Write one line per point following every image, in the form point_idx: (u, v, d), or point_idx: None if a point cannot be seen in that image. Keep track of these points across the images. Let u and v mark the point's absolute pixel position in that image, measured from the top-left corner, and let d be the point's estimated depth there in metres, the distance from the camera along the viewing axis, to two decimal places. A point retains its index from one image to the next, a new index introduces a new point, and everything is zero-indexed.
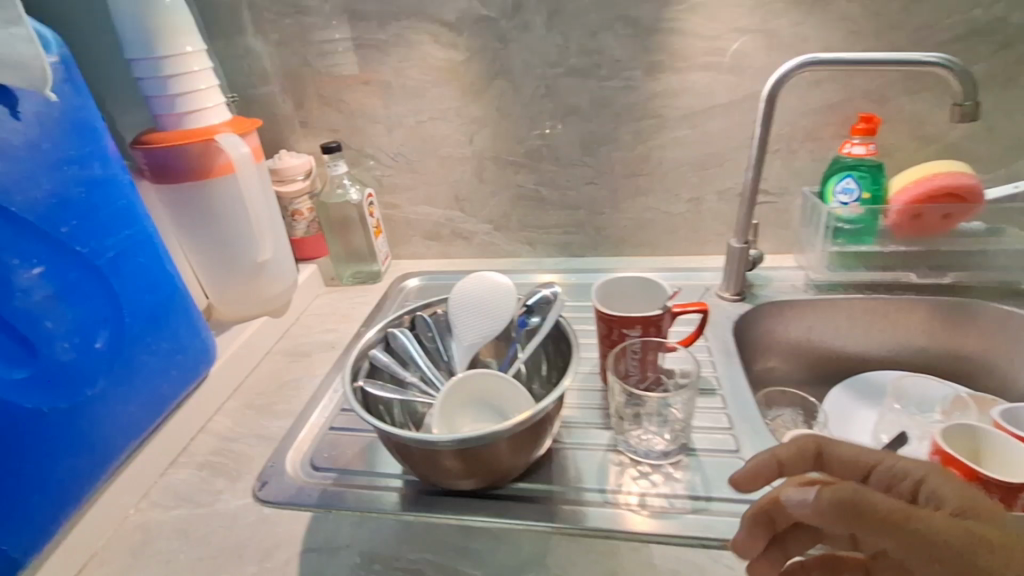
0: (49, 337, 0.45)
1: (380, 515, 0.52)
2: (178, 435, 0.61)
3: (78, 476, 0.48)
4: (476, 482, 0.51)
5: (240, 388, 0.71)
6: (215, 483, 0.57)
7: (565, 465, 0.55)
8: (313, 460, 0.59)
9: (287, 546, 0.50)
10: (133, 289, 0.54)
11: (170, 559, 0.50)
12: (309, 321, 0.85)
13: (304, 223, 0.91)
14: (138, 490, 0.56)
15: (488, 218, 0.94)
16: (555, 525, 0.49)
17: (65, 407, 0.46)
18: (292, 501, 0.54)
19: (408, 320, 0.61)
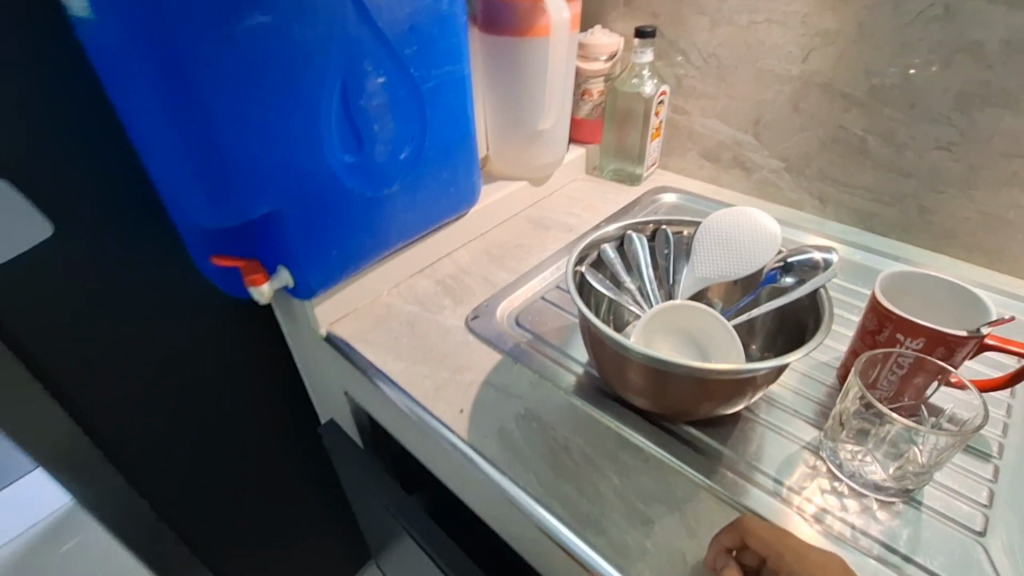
0: (376, 138, 0.56)
1: (554, 387, 0.55)
2: (430, 251, 0.73)
3: (361, 251, 0.61)
4: (650, 406, 0.50)
5: (486, 234, 0.80)
6: (443, 299, 0.68)
7: (749, 436, 0.50)
8: (518, 317, 0.65)
9: (474, 372, 0.57)
10: (439, 118, 0.62)
11: (397, 338, 0.63)
12: (560, 199, 0.88)
13: (589, 104, 0.89)
14: (393, 279, 0.69)
15: (782, 154, 0.81)
16: (709, 484, 0.46)
17: (369, 196, 0.58)
18: (490, 340, 0.61)
19: (649, 232, 0.58)
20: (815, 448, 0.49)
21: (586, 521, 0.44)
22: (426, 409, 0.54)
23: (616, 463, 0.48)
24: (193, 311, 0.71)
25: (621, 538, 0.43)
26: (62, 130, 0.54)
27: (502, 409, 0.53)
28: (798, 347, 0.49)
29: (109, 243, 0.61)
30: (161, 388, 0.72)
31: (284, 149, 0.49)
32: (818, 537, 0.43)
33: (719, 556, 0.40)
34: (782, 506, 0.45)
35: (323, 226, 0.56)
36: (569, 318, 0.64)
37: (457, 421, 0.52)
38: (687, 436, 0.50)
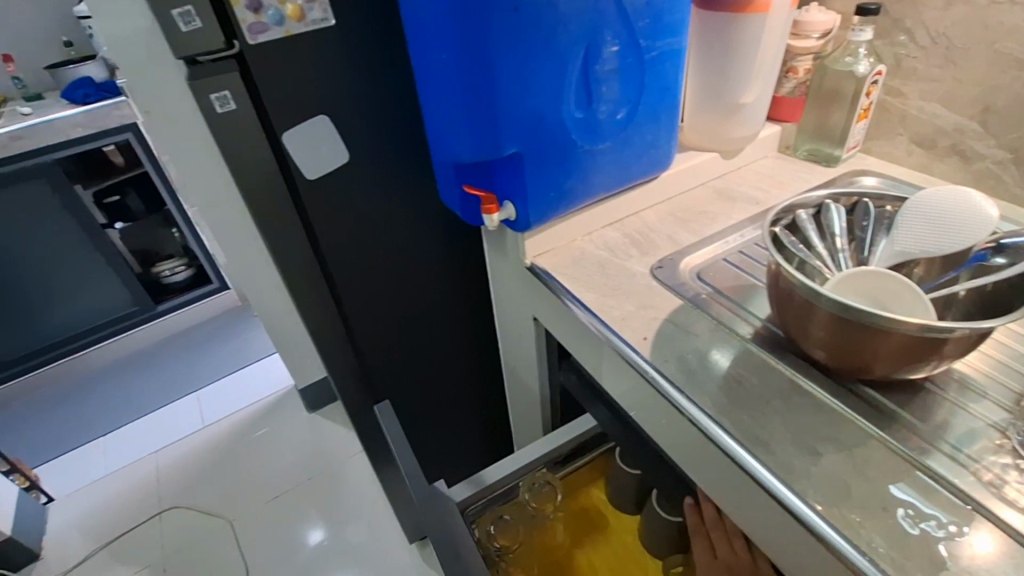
0: (601, 99, 0.66)
1: (732, 333, 0.62)
2: (622, 207, 0.81)
3: (571, 196, 0.72)
4: (828, 359, 0.54)
5: (673, 198, 0.87)
6: (630, 249, 0.77)
7: (930, 406, 0.52)
8: (700, 272, 0.71)
9: (658, 310, 0.66)
10: (655, 85, 0.70)
11: (589, 275, 0.73)
12: (748, 174, 0.91)
13: (793, 82, 0.90)
14: (588, 227, 0.80)
15: (1014, 144, 0.75)
16: (880, 435, 0.50)
17: (586, 149, 0.68)
18: (673, 288, 0.69)
19: (850, 203, 0.62)
20: (1003, 429, 0.49)
21: (754, 439, 0.51)
22: (614, 332, 0.64)
23: (787, 402, 0.54)
24: (424, 236, 0.89)
25: (787, 459, 0.49)
26: (369, 83, 0.73)
27: (682, 343, 0.61)
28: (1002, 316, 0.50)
29: (381, 173, 0.80)
30: (393, 293, 0.92)
31: (535, 103, 0.61)
32: (996, 501, 0.44)
33: None
34: (958, 467, 0.47)
35: (549, 171, 0.67)
36: (756, 283, 0.69)
37: (642, 345, 0.62)
38: (862, 393, 0.54)
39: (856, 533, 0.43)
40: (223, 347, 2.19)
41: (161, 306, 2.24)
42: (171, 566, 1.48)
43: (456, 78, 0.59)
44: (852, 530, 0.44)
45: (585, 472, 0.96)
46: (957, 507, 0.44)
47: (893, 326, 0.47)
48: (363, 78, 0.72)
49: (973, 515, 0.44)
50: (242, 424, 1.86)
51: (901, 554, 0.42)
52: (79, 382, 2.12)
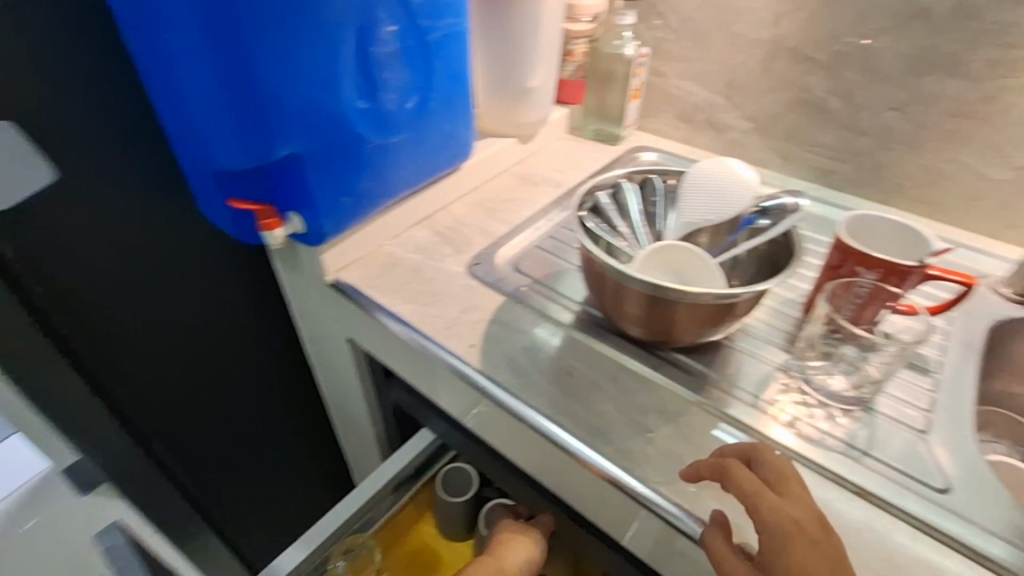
0: (387, 87, 0.58)
1: (555, 323, 0.60)
2: (428, 204, 0.75)
3: (369, 198, 0.63)
4: (643, 334, 0.56)
5: (478, 188, 0.83)
6: (443, 248, 0.71)
7: (730, 361, 0.57)
8: (516, 263, 0.69)
9: (480, 312, 0.62)
10: (443, 70, 0.64)
11: (402, 283, 0.66)
12: (545, 157, 0.92)
13: (572, 66, 0.93)
14: (393, 230, 0.72)
15: (752, 115, 0.87)
16: (699, 399, 0.52)
17: (378, 143, 0.60)
18: (492, 284, 0.65)
19: (640, 180, 0.64)
20: (786, 368, 0.56)
21: (594, 432, 0.50)
22: (439, 345, 0.58)
23: (616, 385, 0.54)
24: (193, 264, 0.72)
25: (626, 446, 0.49)
26: (69, 75, 0.54)
27: (510, 343, 0.58)
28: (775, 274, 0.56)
29: (111, 191, 0.61)
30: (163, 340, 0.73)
31: (304, 95, 0.52)
32: (792, 439, 0.49)
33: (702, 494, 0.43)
34: (760, 415, 0.51)
35: (335, 173, 0.58)
36: (570, 267, 0.69)
37: (470, 354, 0.57)
38: (676, 361, 0.56)
39: (695, 505, 0.45)
40: None
41: None
42: None
43: (201, 63, 0.48)
44: (692, 503, 0.45)
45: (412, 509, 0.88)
46: None
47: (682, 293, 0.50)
48: (57, 68, 0.53)
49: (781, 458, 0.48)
50: None
51: None
52: None
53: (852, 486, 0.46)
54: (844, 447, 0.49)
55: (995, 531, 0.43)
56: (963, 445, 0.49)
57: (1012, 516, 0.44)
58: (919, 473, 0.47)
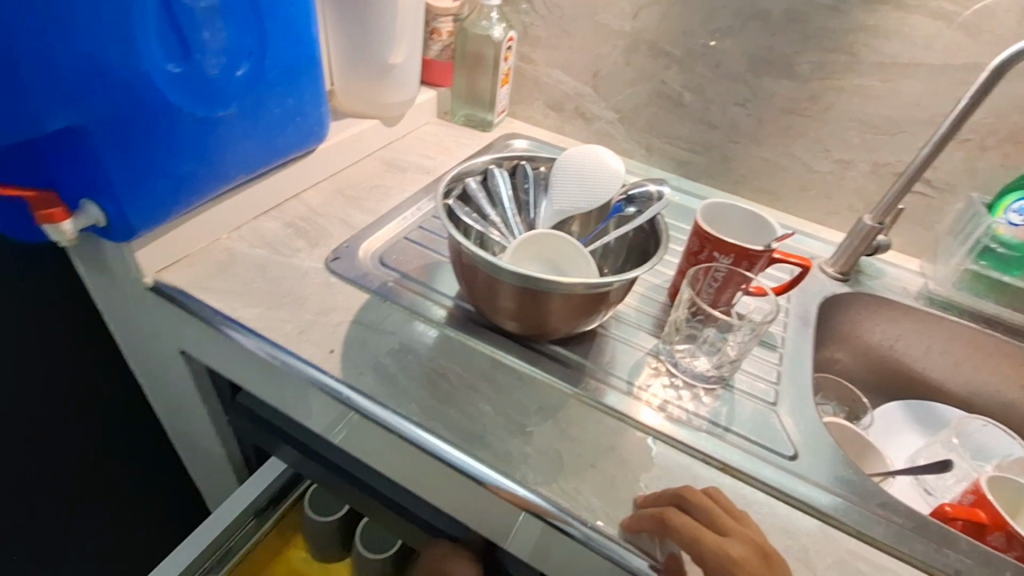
0: (207, 49, 0.48)
1: (426, 321, 0.56)
2: (276, 191, 0.66)
3: (194, 183, 0.53)
4: (519, 328, 0.53)
5: (338, 174, 0.75)
6: (296, 242, 0.63)
7: (604, 349, 0.57)
8: (382, 257, 0.63)
9: (341, 313, 0.55)
10: (281, 35, 0.56)
11: (245, 283, 0.56)
12: (413, 142, 0.86)
13: (439, 45, 0.87)
14: (233, 221, 0.62)
15: (617, 106, 0.89)
16: (576, 391, 0.51)
17: (199, 117, 0.50)
18: (354, 280, 0.58)
19: (511, 166, 0.61)
20: (655, 353, 0.57)
21: (470, 436, 0.46)
22: (291, 353, 0.50)
23: (493, 384, 0.51)
24: None
25: (504, 448, 0.46)
26: None
27: (376, 346, 0.52)
28: (643, 262, 0.56)
29: None
30: None
31: (85, 51, 0.41)
32: (663, 422, 0.50)
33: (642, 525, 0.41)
34: (633, 401, 0.51)
35: (141, 152, 0.47)
36: (442, 259, 0.64)
37: (329, 362, 0.50)
38: (553, 353, 0.55)
39: (575, 502, 0.43)
40: None
41: None
42: None
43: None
44: (571, 500, 0.43)
45: (275, 536, 0.78)
46: (642, 439, 0.49)
47: (557, 286, 0.47)
48: None
49: (652, 441, 0.49)
50: None
51: (613, 507, 0.43)
52: None
53: (717, 462, 0.48)
54: (709, 426, 0.50)
55: (827, 486, 0.47)
56: (806, 413, 0.53)
57: (844, 471, 0.48)
58: (771, 442, 0.50)
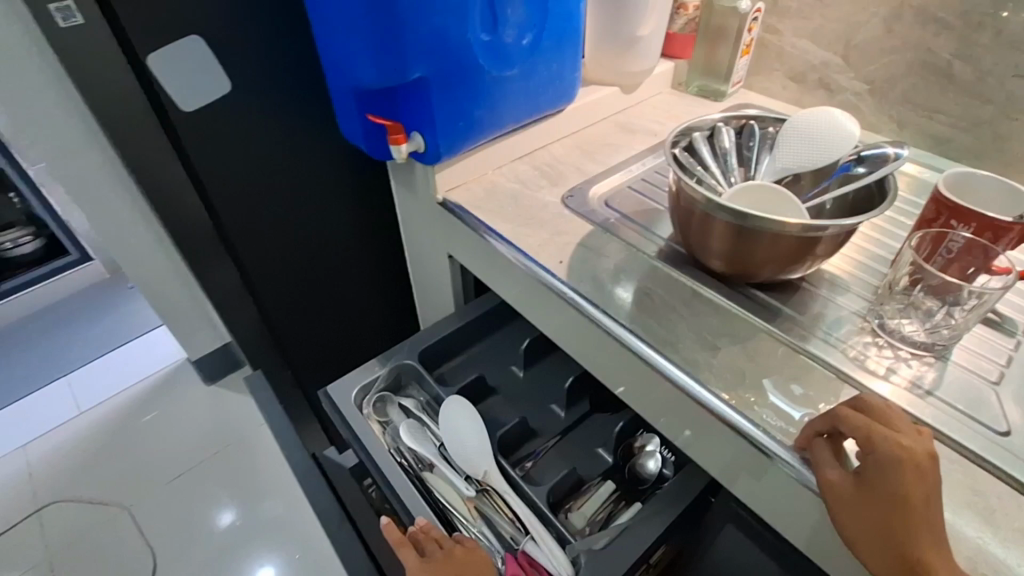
0: (506, 23, 0.65)
1: (640, 253, 0.66)
2: (531, 141, 0.82)
3: (481, 126, 0.70)
4: (724, 267, 0.59)
5: (579, 132, 0.88)
6: (541, 181, 0.78)
7: (806, 301, 0.60)
8: (608, 199, 0.74)
9: (571, 236, 0.68)
10: (557, 12, 0.70)
11: (502, 207, 0.73)
12: (646, 108, 0.95)
13: (684, 19, 0.94)
14: (498, 161, 0.79)
15: (868, 77, 0.85)
16: (769, 328, 0.56)
17: (493, 75, 0.67)
18: (583, 214, 0.71)
19: (739, 125, 0.67)
20: (863, 314, 0.58)
21: (664, 341, 0.55)
22: (532, 258, 0.65)
23: (691, 308, 0.59)
24: (326, 177, 0.84)
25: (693, 357, 0.54)
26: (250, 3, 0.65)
27: (595, 264, 0.64)
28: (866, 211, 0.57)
29: (272, 107, 0.73)
30: (294, 240, 0.87)
31: (438, 23, 0.59)
32: (857, 372, 0.52)
33: (812, 438, 0.44)
34: (828, 348, 0.54)
35: (456, 100, 0.66)
36: (659, 207, 0.73)
37: (558, 270, 0.64)
38: (751, 294, 0.60)
39: (751, 409, 0.50)
40: (95, 326, 1.93)
41: (6, 284, 1.95)
42: (59, 564, 1.35)
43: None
44: (748, 407, 0.50)
45: None
46: (829, 379, 0.52)
47: (767, 224, 0.53)
48: None
49: (843, 384, 0.51)
50: (131, 403, 1.69)
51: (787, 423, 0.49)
52: None
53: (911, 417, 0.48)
54: (910, 385, 0.51)
55: None
56: None
57: None
58: (982, 416, 0.48)
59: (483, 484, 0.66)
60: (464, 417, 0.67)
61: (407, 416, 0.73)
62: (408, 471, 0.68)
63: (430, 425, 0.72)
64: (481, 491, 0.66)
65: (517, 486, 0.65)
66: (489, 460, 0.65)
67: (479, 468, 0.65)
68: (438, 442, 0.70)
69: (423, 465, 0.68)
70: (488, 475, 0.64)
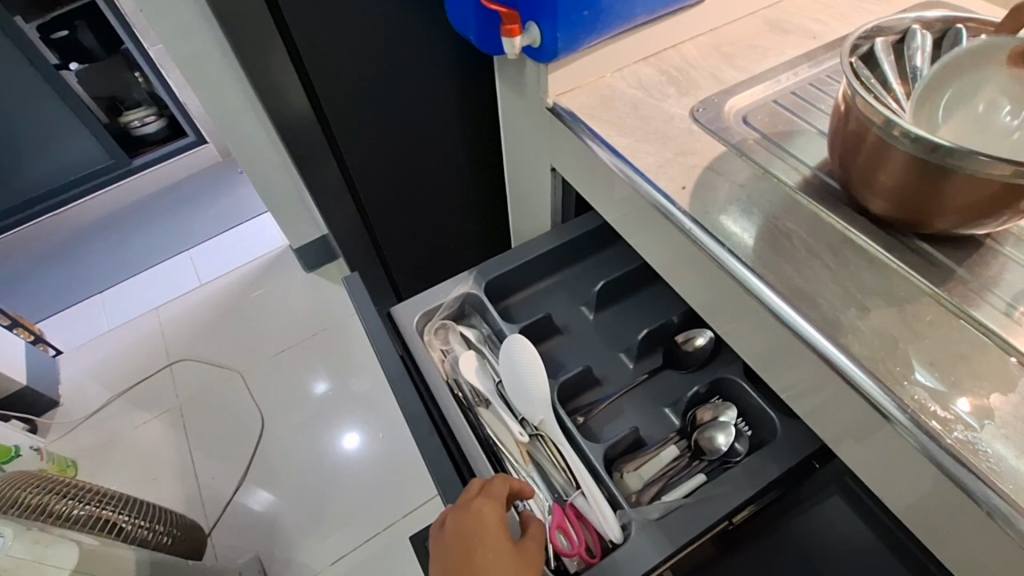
0: None
1: (779, 183, 0.56)
2: (658, 39, 0.70)
3: (608, 17, 0.60)
4: (887, 209, 0.49)
5: (717, 30, 0.74)
6: (667, 89, 0.67)
7: (988, 262, 0.49)
8: (747, 115, 0.63)
9: (697, 157, 0.59)
10: None
11: (619, 117, 0.65)
12: (804, 3, 0.78)
13: None
14: (619, 62, 0.69)
15: None
16: (935, 291, 0.47)
17: None
18: (715, 131, 0.61)
19: (940, 30, 0.53)
20: None
21: (799, 293, 0.48)
22: (649, 179, 0.58)
23: (837, 256, 0.50)
24: (426, 71, 0.79)
25: (833, 314, 0.46)
26: None
27: (723, 193, 0.56)
28: None
29: None
30: (391, 137, 0.85)
31: None
32: None
33: None
34: (1010, 323, 0.44)
35: None
36: (810, 128, 0.61)
37: (680, 196, 0.56)
38: (918, 247, 0.50)
39: (900, 386, 0.42)
40: (211, 206, 2.08)
41: (137, 161, 2.13)
42: (187, 411, 1.57)
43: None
44: (896, 383, 0.42)
45: None
46: (1004, 363, 0.43)
47: (964, 162, 0.42)
48: None
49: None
50: (243, 281, 1.84)
51: (941, 408, 0.41)
52: (64, 239, 2.05)
53: None
54: None
55: None
56: None
57: None
58: None
59: (537, 430, 0.63)
60: (520, 355, 0.62)
61: (469, 346, 0.71)
62: (463, 405, 0.66)
63: (490, 358, 0.69)
64: (535, 437, 0.63)
65: (572, 437, 0.62)
66: (546, 409, 0.61)
67: (536, 414, 0.62)
68: (497, 377, 0.68)
69: (479, 400, 0.66)
70: (544, 424, 0.61)
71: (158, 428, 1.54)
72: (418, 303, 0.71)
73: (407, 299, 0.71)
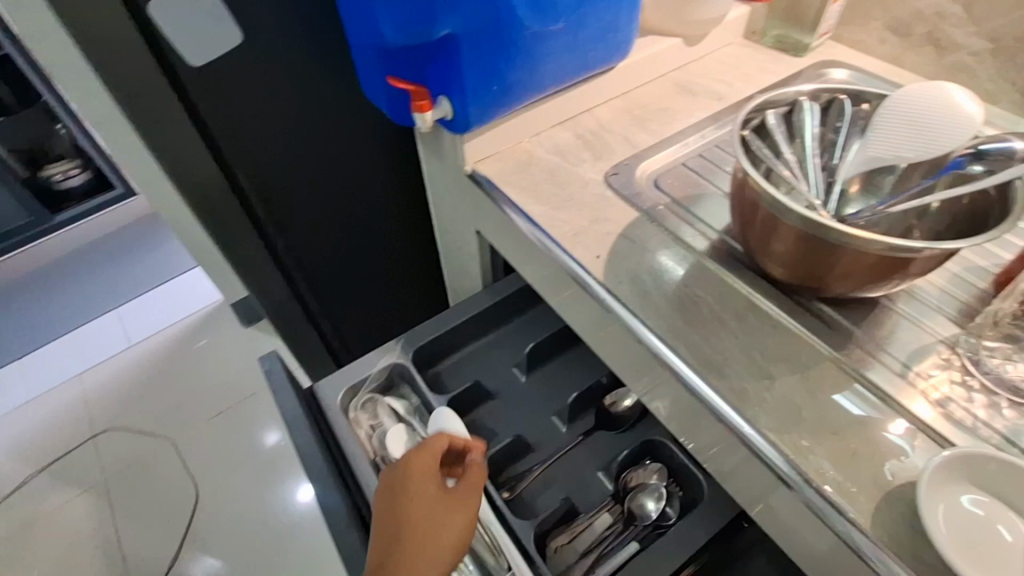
0: None
1: (690, 249, 0.57)
2: (573, 104, 0.72)
3: (519, 90, 0.62)
4: (787, 277, 0.51)
5: (630, 93, 0.77)
6: (583, 153, 0.69)
7: (884, 322, 0.51)
8: (659, 179, 0.65)
9: (612, 224, 0.60)
10: None
11: (536, 184, 0.65)
12: (711, 64, 0.82)
13: None
14: (536, 127, 0.71)
15: (995, 33, 0.68)
16: (836, 356, 0.48)
17: (534, 31, 0.58)
18: (628, 197, 0.62)
19: (826, 100, 0.56)
20: (952, 343, 0.49)
21: (708, 363, 0.48)
22: (564, 249, 0.58)
23: (744, 323, 0.51)
24: (345, 136, 0.78)
25: (741, 385, 0.47)
26: None
27: (636, 261, 0.56)
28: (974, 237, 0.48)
29: (287, 61, 0.67)
30: (314, 201, 0.82)
31: None
32: (941, 420, 0.44)
33: None
34: (907, 388, 0.46)
35: (491, 60, 0.57)
36: (717, 191, 0.63)
37: (594, 266, 0.56)
38: (818, 310, 0.51)
39: (803, 457, 0.43)
40: (143, 261, 1.99)
41: (59, 216, 2.02)
42: (115, 485, 1.45)
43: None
44: (800, 454, 0.43)
45: None
46: (902, 428, 0.44)
47: (842, 238, 0.44)
48: None
49: (919, 435, 0.43)
50: (177, 339, 1.75)
51: (847, 479, 0.41)
52: None
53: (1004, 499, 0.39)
54: (1001, 442, 0.43)
55: None
56: None
57: None
58: None
59: None
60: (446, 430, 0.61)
61: (398, 420, 0.69)
62: None
63: (420, 431, 0.67)
64: None
65: (501, 514, 0.59)
66: None
67: None
68: None
69: None
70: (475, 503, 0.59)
71: (80, 507, 1.41)
72: (342, 380, 0.68)
73: (330, 375, 0.68)
